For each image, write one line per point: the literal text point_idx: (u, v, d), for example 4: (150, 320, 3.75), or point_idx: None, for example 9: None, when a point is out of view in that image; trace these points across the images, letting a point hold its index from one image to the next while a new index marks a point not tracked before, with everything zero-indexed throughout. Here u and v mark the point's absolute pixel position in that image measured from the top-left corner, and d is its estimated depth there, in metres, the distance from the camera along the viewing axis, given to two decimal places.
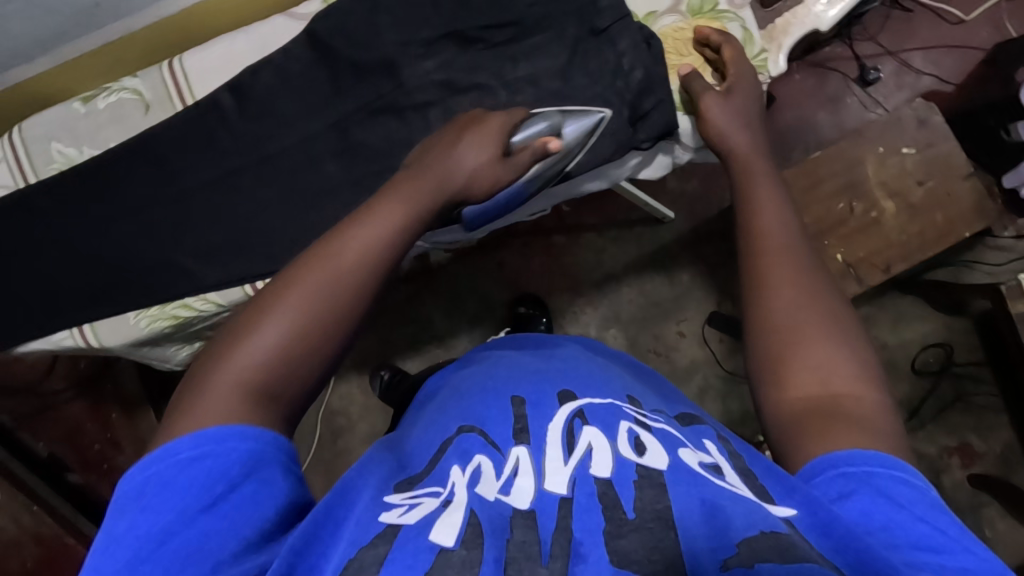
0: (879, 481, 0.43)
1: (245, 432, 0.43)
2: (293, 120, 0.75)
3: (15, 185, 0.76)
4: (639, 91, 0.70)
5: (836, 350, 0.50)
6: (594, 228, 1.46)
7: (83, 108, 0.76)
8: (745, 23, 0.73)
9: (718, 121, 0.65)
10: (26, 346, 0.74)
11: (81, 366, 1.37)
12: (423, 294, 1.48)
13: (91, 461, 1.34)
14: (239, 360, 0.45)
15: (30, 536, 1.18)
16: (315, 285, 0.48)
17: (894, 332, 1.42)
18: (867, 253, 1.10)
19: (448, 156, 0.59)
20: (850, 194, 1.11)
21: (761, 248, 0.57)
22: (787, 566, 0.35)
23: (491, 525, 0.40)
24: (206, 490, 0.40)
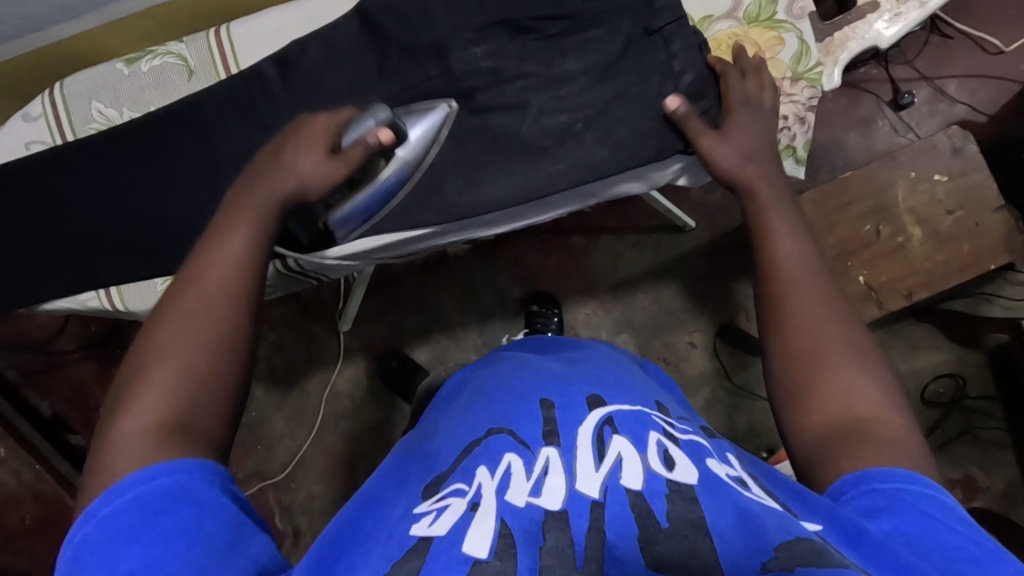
0: (909, 497, 0.42)
1: (166, 464, 0.41)
2: (335, 97, 0.74)
3: (53, 143, 0.76)
4: (689, 94, 0.70)
5: (853, 375, 0.49)
6: (613, 230, 1.45)
7: (126, 70, 0.76)
8: (802, 34, 0.72)
9: (742, 144, 0.64)
10: (52, 304, 0.75)
11: (92, 328, 1.36)
12: (437, 283, 1.47)
13: (95, 424, 1.34)
14: (137, 415, 0.43)
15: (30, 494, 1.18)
16: (183, 314, 0.48)
17: (906, 359, 1.41)
18: (890, 278, 1.09)
19: (287, 177, 0.60)
20: (877, 217, 1.10)
21: (779, 276, 0.57)
22: (824, 567, 0.35)
23: (525, 534, 0.38)
24: (137, 529, 0.38)
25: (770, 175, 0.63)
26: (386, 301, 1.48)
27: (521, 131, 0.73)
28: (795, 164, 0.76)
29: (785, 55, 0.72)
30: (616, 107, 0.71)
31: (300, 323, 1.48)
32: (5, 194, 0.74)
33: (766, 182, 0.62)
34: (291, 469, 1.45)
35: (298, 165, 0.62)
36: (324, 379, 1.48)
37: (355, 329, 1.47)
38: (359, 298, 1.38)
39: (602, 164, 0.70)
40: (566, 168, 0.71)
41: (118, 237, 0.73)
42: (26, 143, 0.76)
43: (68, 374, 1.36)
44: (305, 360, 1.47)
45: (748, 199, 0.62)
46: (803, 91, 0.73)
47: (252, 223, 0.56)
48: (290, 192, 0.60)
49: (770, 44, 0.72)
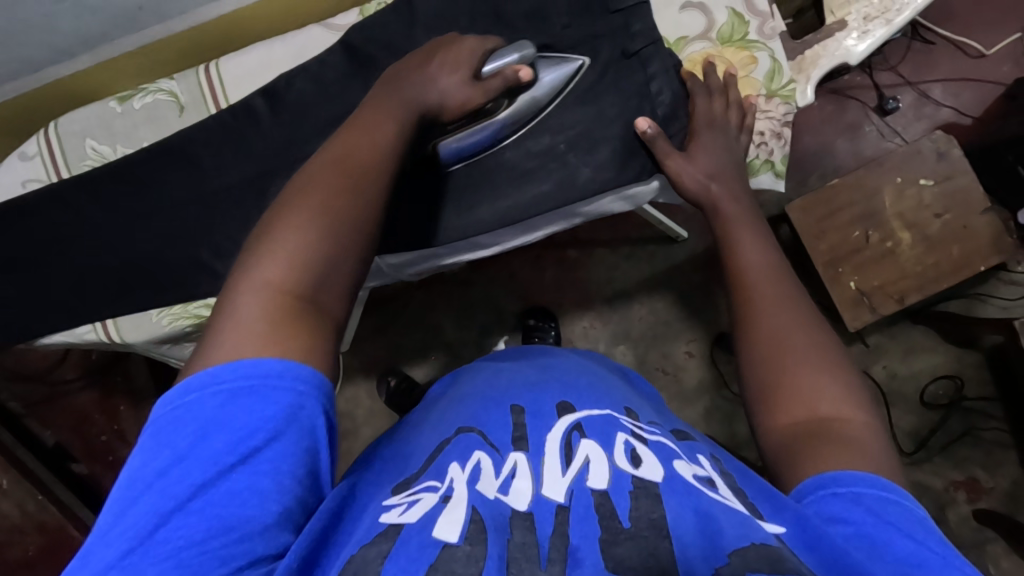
0: (869, 502, 0.42)
1: (290, 365, 0.42)
2: (321, 127, 0.74)
3: (48, 181, 0.78)
4: (666, 115, 0.71)
5: (818, 372, 0.51)
6: (607, 243, 1.46)
7: (119, 108, 0.77)
8: (774, 53, 0.73)
9: (706, 163, 0.67)
10: (51, 337, 0.76)
11: (93, 358, 1.38)
12: (433, 301, 1.49)
13: (97, 452, 1.36)
14: (274, 268, 0.45)
15: (33, 524, 1.19)
16: (341, 190, 0.50)
17: (904, 362, 1.42)
18: (881, 282, 1.10)
19: (428, 82, 0.62)
20: (865, 223, 1.11)
21: (748, 281, 0.59)
22: (776, 573, 0.35)
23: (494, 523, 0.40)
24: (246, 437, 0.39)
25: (733, 196, 0.67)
26: (385, 320, 1.49)
27: (504, 155, 0.74)
28: (774, 177, 0.77)
29: (758, 73, 0.74)
30: (598, 127, 0.71)
31: None
32: (3, 232, 0.76)
33: (731, 200, 0.66)
34: None
35: (440, 81, 0.63)
36: None
37: (355, 349, 1.49)
38: (357, 319, 1.39)
39: (585, 184, 0.72)
40: (551, 189, 0.73)
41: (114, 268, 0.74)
42: (23, 181, 0.78)
43: (70, 404, 1.37)
44: None
45: (716, 217, 0.66)
46: (777, 107, 0.74)
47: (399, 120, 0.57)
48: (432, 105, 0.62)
49: (743, 63, 0.73)
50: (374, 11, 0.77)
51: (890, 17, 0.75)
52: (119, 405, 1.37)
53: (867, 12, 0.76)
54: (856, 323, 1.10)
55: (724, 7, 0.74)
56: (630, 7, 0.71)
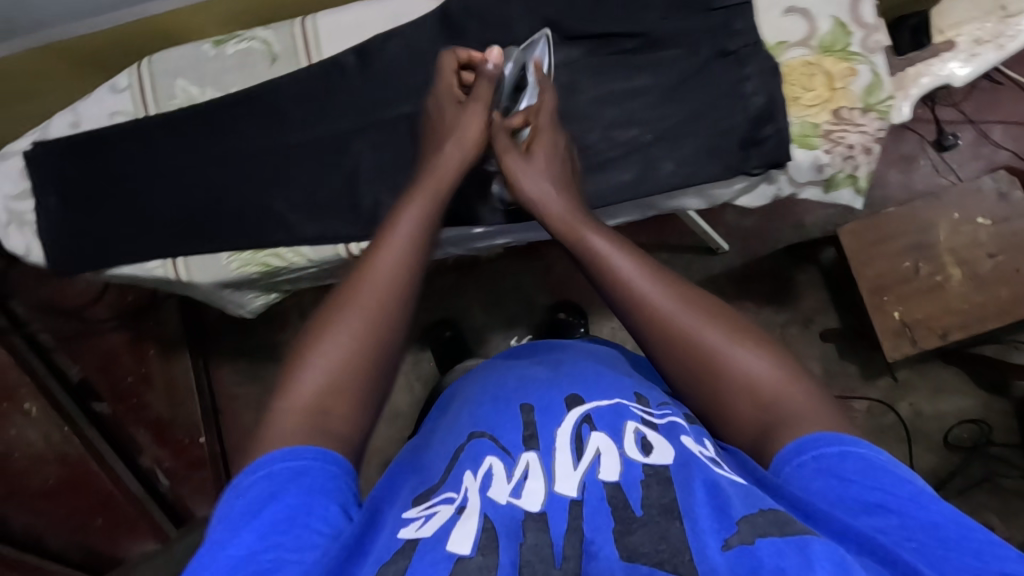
0: (829, 458, 0.46)
1: (296, 448, 0.48)
2: (410, 91, 0.75)
3: (135, 115, 0.77)
4: (758, 116, 0.68)
5: (737, 349, 0.54)
6: (646, 247, 1.44)
7: (213, 51, 0.76)
8: (875, 67, 0.69)
9: (545, 162, 0.67)
10: (118, 270, 0.76)
11: (128, 300, 1.38)
12: (465, 284, 1.49)
13: (121, 393, 1.37)
14: (300, 391, 0.51)
15: (55, 454, 1.20)
16: (358, 318, 0.54)
17: (930, 402, 1.41)
18: (926, 315, 1.09)
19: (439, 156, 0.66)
20: (917, 255, 1.10)
21: (631, 288, 0.58)
22: (783, 534, 0.40)
23: (505, 529, 0.43)
24: (259, 506, 0.45)
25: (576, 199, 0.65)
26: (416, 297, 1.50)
27: (585, 141, 0.73)
28: (855, 194, 0.72)
29: (857, 87, 0.69)
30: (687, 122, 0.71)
31: None
32: (86, 162, 0.76)
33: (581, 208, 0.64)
34: None
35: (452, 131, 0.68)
36: None
37: None
38: None
39: (666, 178, 0.71)
40: (630, 179, 0.72)
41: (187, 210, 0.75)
42: (109, 113, 0.77)
43: (98, 343, 1.37)
44: None
45: (582, 251, 0.61)
46: (872, 122, 0.69)
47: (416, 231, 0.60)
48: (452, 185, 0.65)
49: (842, 75, 0.69)
50: None
51: (1003, 43, 0.83)
52: (148, 349, 1.38)
53: (979, 36, 0.84)
54: (895, 353, 1.09)
55: (828, 15, 0.70)
56: (734, 6, 0.70)
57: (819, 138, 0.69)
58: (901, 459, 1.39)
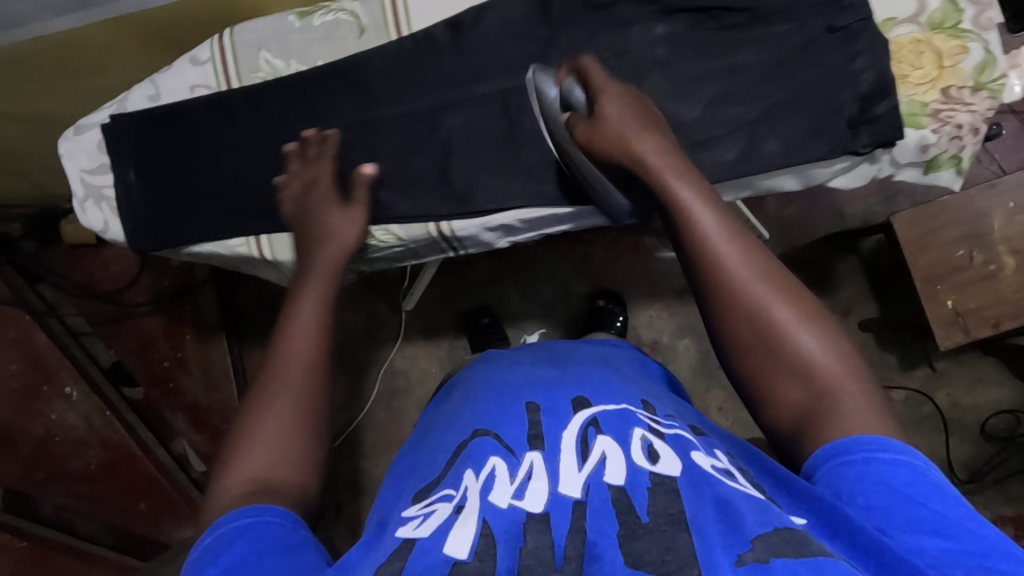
0: (872, 465, 0.45)
1: (240, 510, 0.48)
2: (504, 67, 0.75)
3: (218, 89, 0.77)
4: (871, 92, 0.65)
5: (806, 333, 0.51)
6: None
7: (297, 23, 0.76)
8: (988, 45, 0.65)
9: (631, 112, 0.63)
10: (200, 246, 0.77)
11: (164, 284, 1.37)
12: (502, 271, 1.48)
13: (156, 375, 1.36)
14: (246, 468, 0.51)
15: (97, 440, 1.20)
16: (284, 395, 0.55)
17: (967, 392, 1.40)
18: (978, 305, 1.09)
19: (327, 239, 0.68)
20: (971, 243, 1.09)
21: (709, 243, 0.54)
22: (799, 556, 0.38)
23: (505, 534, 0.42)
24: (210, 559, 0.45)
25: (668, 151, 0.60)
26: (452, 284, 1.49)
27: (684, 118, 0.71)
28: (955, 175, 0.70)
29: (967, 65, 0.65)
30: (794, 101, 0.68)
31: (363, 298, 1.52)
32: (172, 135, 0.77)
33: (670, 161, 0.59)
34: (341, 441, 1.49)
35: (334, 227, 0.69)
36: (382, 355, 1.50)
37: (419, 310, 1.49)
38: (428, 278, 1.39)
39: (770, 157, 0.68)
40: (736, 157, 0.69)
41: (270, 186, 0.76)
42: (191, 87, 0.77)
43: (135, 326, 1.37)
44: (366, 335, 1.51)
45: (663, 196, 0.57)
46: (981, 102, 0.65)
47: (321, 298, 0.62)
48: (345, 260, 0.67)
49: (952, 52, 0.65)
50: None
51: None
52: (185, 332, 1.37)
53: None
54: (947, 342, 1.10)
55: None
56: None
57: (926, 117, 0.65)
58: (936, 449, 1.40)
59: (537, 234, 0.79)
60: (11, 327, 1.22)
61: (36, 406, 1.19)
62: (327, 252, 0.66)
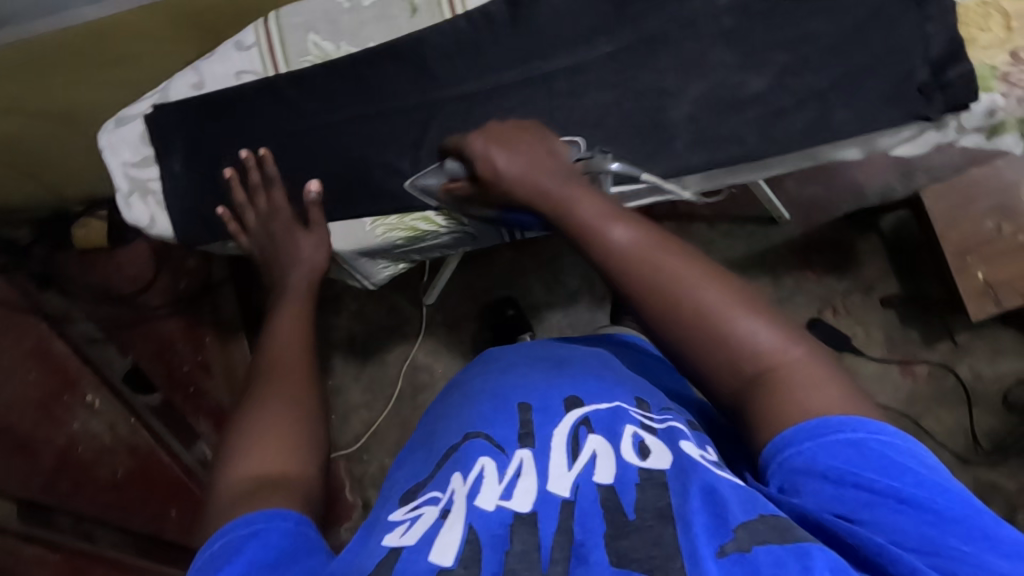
0: (837, 448, 0.42)
1: (247, 518, 0.46)
2: (562, 43, 0.74)
3: (264, 74, 0.78)
4: (942, 56, 0.65)
5: (738, 316, 0.48)
6: (704, 219, 1.45)
7: (346, 3, 0.76)
8: None
9: (522, 138, 0.62)
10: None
11: (181, 286, 1.37)
12: (523, 261, 1.46)
13: (178, 380, 1.33)
14: (247, 468, 0.51)
15: (125, 448, 1.16)
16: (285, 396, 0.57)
17: (990, 364, 1.41)
18: (1010, 276, 1.09)
19: (297, 265, 0.71)
20: (999, 215, 1.10)
21: (617, 252, 0.52)
22: (785, 544, 0.38)
23: (492, 538, 0.42)
24: (219, 564, 0.43)
25: (558, 170, 0.59)
26: (474, 276, 1.48)
27: (753, 89, 0.70)
28: (1017, 139, 0.70)
29: None
30: (864, 69, 0.68)
31: (385, 293, 1.50)
32: (220, 122, 0.78)
33: (560, 181, 0.58)
34: (366, 441, 1.47)
35: (303, 249, 0.72)
36: (404, 351, 1.49)
37: (440, 304, 1.48)
38: (450, 270, 1.37)
39: (840, 126, 0.68)
40: (804, 127, 0.69)
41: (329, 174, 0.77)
42: (237, 72, 0.78)
43: (155, 329, 1.34)
44: (388, 331, 1.49)
45: (568, 213, 0.55)
46: None
47: (297, 308, 0.66)
48: (318, 280, 0.71)
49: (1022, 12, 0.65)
50: None
51: None
52: (205, 335, 1.38)
53: None
54: (978, 313, 1.10)
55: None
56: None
57: (996, 81, 0.65)
58: (962, 423, 1.40)
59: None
60: (27, 337, 1.15)
61: (58, 415, 1.12)
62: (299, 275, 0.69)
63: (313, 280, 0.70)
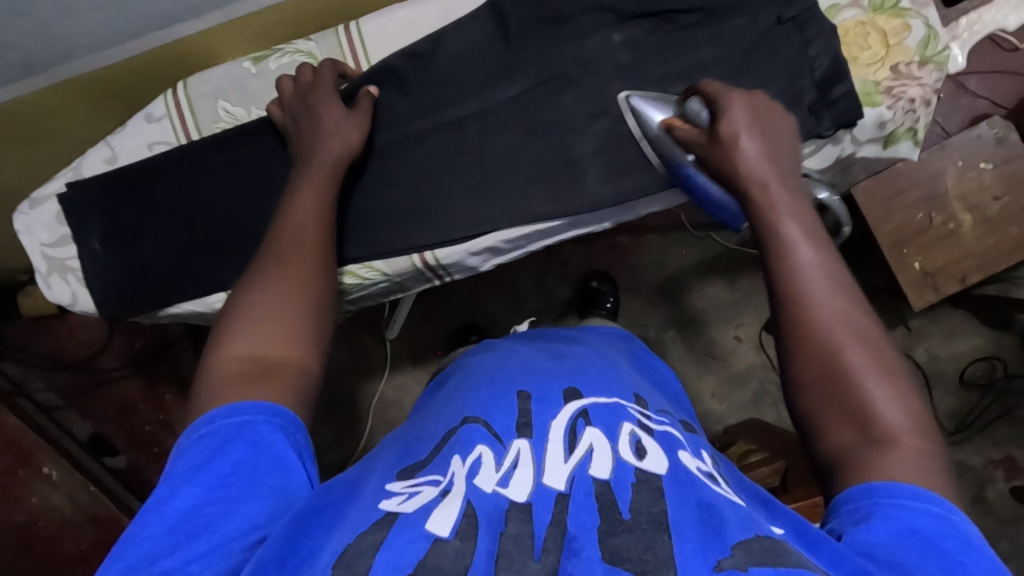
0: (908, 512, 0.42)
1: (240, 404, 0.49)
2: (472, 88, 0.76)
3: (177, 143, 0.79)
4: (823, 81, 0.70)
5: (878, 384, 0.49)
6: (657, 229, 1.46)
7: (253, 69, 0.77)
8: (927, 21, 0.70)
9: (767, 135, 0.59)
10: (179, 306, 0.79)
11: (138, 345, 1.32)
12: (483, 286, 1.47)
13: (141, 442, 1.30)
14: (242, 345, 0.53)
15: (86, 516, 1.13)
16: (297, 286, 0.58)
17: (944, 345, 1.44)
18: (945, 263, 1.14)
19: (328, 138, 0.68)
20: (930, 205, 1.14)
21: (802, 272, 0.53)
22: (778, 565, 0.37)
23: (487, 517, 0.41)
24: (205, 457, 0.46)
25: (783, 175, 0.58)
26: (434, 305, 1.48)
27: None
28: (913, 145, 0.75)
29: (912, 41, 0.71)
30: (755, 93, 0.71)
31: (347, 332, 1.49)
32: (132, 192, 0.78)
33: (778, 182, 0.56)
34: None
35: (331, 120, 0.69)
36: (372, 388, 1.48)
37: (404, 336, 1.48)
38: (409, 303, 1.37)
39: None
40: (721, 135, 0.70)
41: (253, 235, 0.77)
42: (150, 144, 0.79)
43: (112, 393, 1.31)
44: (353, 369, 1.48)
45: (765, 223, 0.56)
46: (929, 75, 0.71)
47: (321, 185, 0.65)
48: (347, 159, 0.68)
49: (896, 31, 0.70)
50: None
51: None
52: (165, 394, 1.31)
53: None
54: (920, 302, 1.14)
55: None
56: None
57: (880, 95, 0.71)
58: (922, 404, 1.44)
59: (521, 251, 0.81)
60: None
61: (16, 491, 1.13)
62: (327, 150, 0.67)
63: (337, 164, 0.67)
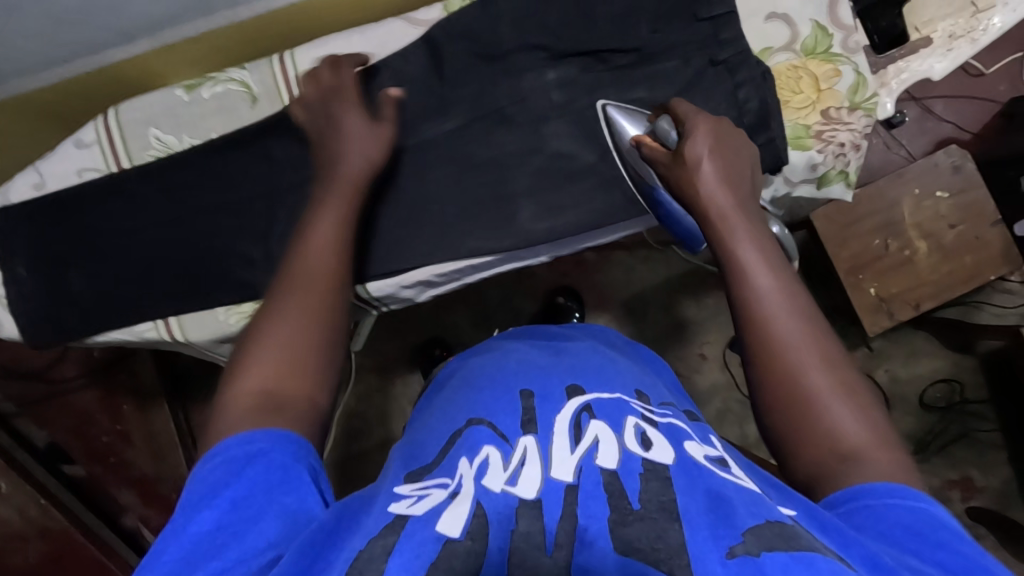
0: (915, 510, 0.43)
1: (251, 434, 0.48)
2: (412, 119, 0.76)
3: (107, 169, 0.78)
4: (753, 124, 0.71)
5: (839, 405, 0.49)
6: (624, 246, 1.47)
7: (186, 97, 0.78)
8: (858, 67, 0.73)
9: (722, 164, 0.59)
10: (106, 334, 0.79)
11: (95, 355, 1.28)
12: (449, 300, 1.47)
13: (96, 452, 1.29)
14: (253, 382, 0.51)
15: (34, 529, 1.13)
16: (313, 316, 0.56)
17: (905, 367, 1.44)
18: (900, 289, 1.15)
19: (344, 157, 0.65)
20: (886, 232, 1.15)
21: (760, 299, 0.53)
22: (790, 549, 0.36)
23: (497, 516, 0.39)
24: (219, 484, 0.45)
25: (738, 202, 0.58)
26: (399, 319, 1.48)
27: (586, 161, 0.75)
28: (846, 187, 0.77)
29: (841, 86, 0.73)
30: None
31: None
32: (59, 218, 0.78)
33: (734, 210, 0.57)
34: None
35: (348, 125, 0.67)
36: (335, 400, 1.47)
37: (369, 349, 1.47)
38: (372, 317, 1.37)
39: None
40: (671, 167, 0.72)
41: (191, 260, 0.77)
42: (79, 170, 0.78)
43: (65, 403, 1.29)
44: None
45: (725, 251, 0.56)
46: (859, 120, 0.73)
47: (342, 208, 0.63)
48: (368, 172, 0.66)
49: (827, 76, 0.73)
50: (460, 6, 0.76)
51: (977, 36, 0.79)
52: (122, 404, 1.29)
53: (952, 31, 0.80)
54: (874, 327, 1.16)
55: (808, 19, 0.73)
56: (720, 16, 0.71)
57: (810, 138, 0.73)
58: None
59: (458, 283, 0.81)
60: None
61: None
62: (351, 167, 0.65)
63: (357, 181, 0.65)
